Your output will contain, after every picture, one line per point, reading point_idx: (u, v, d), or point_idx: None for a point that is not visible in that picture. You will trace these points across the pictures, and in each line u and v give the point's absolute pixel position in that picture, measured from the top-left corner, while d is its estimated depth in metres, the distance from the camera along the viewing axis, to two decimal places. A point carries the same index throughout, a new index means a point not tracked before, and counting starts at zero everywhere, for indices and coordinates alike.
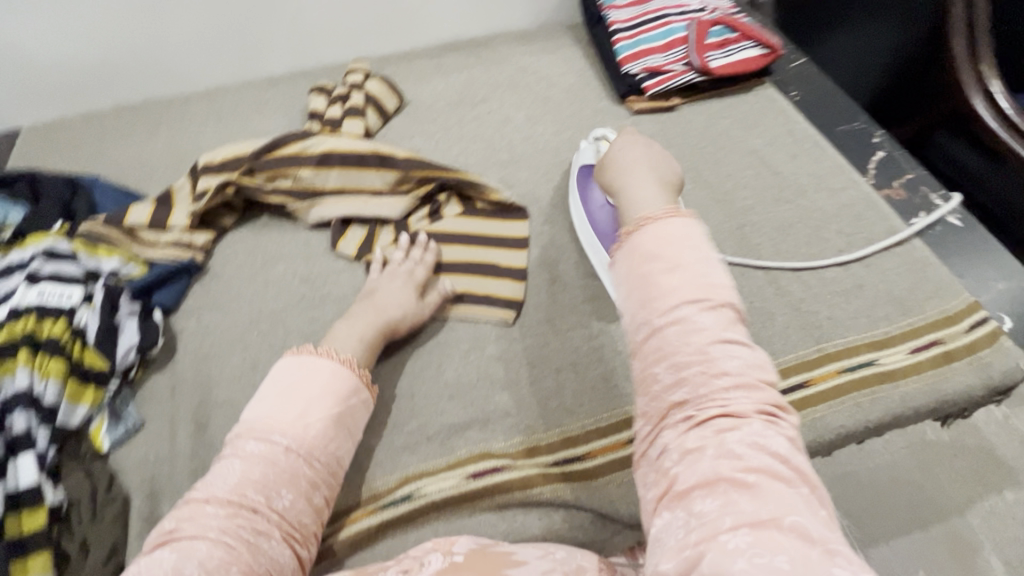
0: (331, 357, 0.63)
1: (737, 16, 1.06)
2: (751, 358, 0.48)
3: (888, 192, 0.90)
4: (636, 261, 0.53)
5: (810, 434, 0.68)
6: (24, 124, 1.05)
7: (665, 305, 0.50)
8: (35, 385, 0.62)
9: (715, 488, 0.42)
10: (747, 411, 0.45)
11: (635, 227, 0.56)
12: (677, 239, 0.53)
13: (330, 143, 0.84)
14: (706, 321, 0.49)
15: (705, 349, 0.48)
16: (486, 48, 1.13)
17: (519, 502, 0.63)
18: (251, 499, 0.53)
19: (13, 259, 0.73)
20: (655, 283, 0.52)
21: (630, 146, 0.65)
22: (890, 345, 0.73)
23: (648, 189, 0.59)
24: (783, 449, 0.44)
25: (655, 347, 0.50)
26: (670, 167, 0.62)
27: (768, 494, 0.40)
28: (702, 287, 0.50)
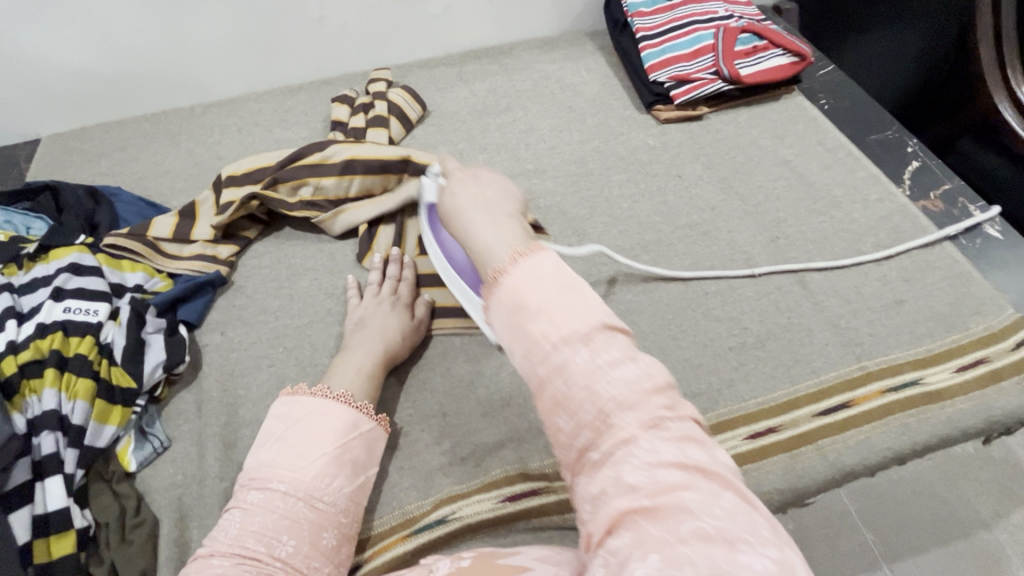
0: (327, 395, 0.61)
1: (765, 23, 1.04)
2: (637, 373, 0.40)
3: (924, 203, 0.87)
4: (512, 322, 0.42)
5: (855, 457, 0.66)
6: (43, 134, 1.04)
7: (547, 356, 0.41)
8: (62, 405, 0.61)
9: (623, 523, 0.35)
10: (636, 426, 0.38)
11: (494, 281, 0.44)
12: (540, 274, 0.43)
13: (352, 151, 0.82)
14: (584, 357, 0.40)
15: (590, 385, 0.39)
16: (508, 56, 1.12)
17: (556, 526, 0.61)
18: (252, 549, 0.52)
19: (38, 273, 0.72)
20: (528, 338, 0.41)
21: (464, 183, 0.53)
22: (934, 363, 0.71)
23: (500, 225, 0.48)
24: (682, 456, 0.37)
25: (546, 399, 0.41)
26: (507, 197, 0.52)
27: (672, 511, 0.35)
28: (574, 324, 0.41)
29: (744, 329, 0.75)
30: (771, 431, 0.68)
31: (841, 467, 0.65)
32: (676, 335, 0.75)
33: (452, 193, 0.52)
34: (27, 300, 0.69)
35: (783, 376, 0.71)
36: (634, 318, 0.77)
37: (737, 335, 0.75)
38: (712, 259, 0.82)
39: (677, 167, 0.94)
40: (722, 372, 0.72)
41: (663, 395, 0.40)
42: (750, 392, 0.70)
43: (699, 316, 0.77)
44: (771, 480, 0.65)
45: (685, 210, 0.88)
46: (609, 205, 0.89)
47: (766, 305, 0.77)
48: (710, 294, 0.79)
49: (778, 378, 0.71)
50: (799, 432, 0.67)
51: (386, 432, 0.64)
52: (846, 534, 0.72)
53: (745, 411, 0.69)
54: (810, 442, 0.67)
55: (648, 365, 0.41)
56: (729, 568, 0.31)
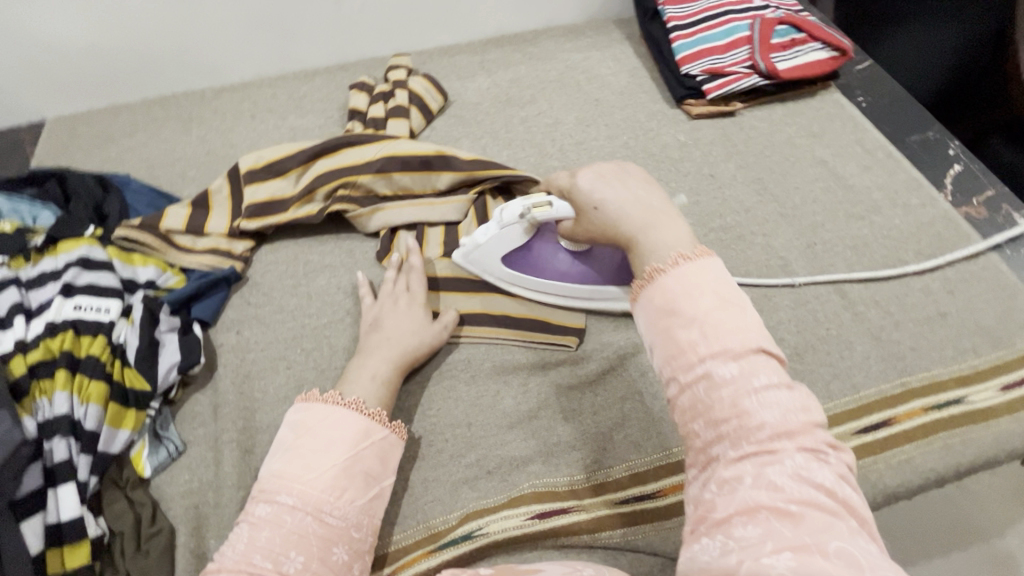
0: (339, 402, 0.57)
1: (803, 14, 0.99)
2: (794, 400, 0.40)
3: (967, 210, 0.83)
4: (658, 321, 0.44)
5: (897, 478, 0.64)
6: (49, 116, 1.00)
7: (690, 363, 0.42)
8: (75, 409, 0.59)
9: (754, 516, 0.36)
10: (785, 438, 0.38)
11: (648, 279, 0.46)
12: (703, 281, 0.45)
13: (386, 147, 0.79)
14: (732, 371, 0.40)
15: (738, 398, 0.40)
16: (532, 44, 1.07)
17: (585, 546, 0.59)
18: (258, 566, 0.47)
19: (46, 267, 0.69)
20: (673, 342, 0.43)
21: (606, 189, 0.54)
22: (978, 381, 0.69)
23: (662, 225, 0.50)
24: (833, 482, 0.37)
25: (685, 400, 0.42)
26: (657, 195, 0.53)
27: (816, 523, 0.34)
28: (731, 336, 0.42)
29: (781, 340, 0.72)
30: None
31: (882, 489, 0.63)
32: None
33: (599, 207, 0.54)
34: (35, 295, 0.66)
35: (822, 392, 0.68)
36: None
37: None
38: (746, 265, 0.79)
39: (709, 165, 0.90)
40: None
41: (819, 428, 0.40)
42: None
43: None
44: None
45: (718, 212, 0.85)
46: None
47: (803, 315, 0.74)
48: None
49: (816, 394, 0.68)
50: None
51: (402, 439, 0.60)
52: None
53: None
54: None
55: (803, 394, 0.41)
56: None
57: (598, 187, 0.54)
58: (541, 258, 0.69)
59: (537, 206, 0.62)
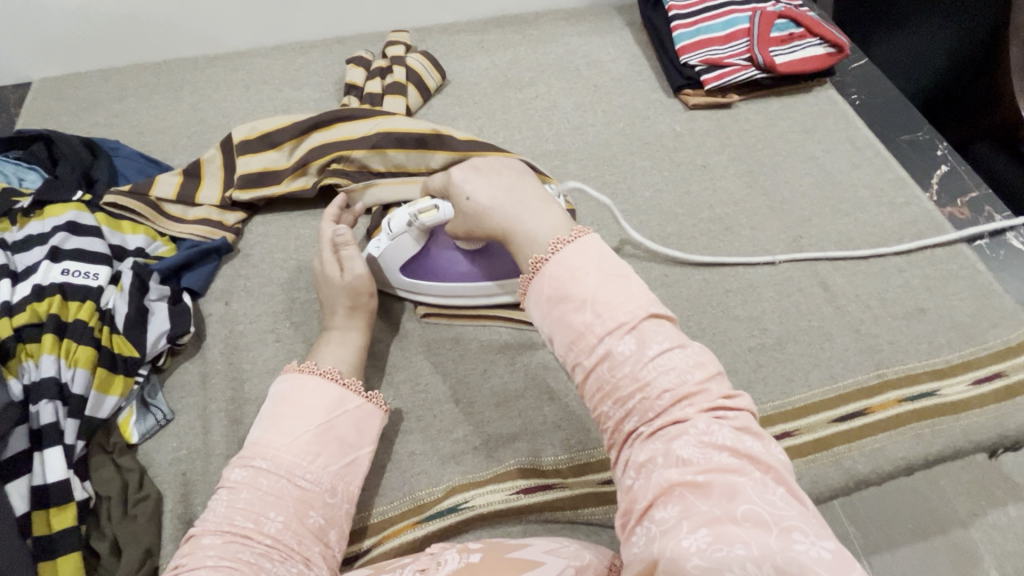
0: (314, 371, 0.58)
1: (803, 9, 1.00)
2: (686, 360, 0.41)
3: (950, 210, 0.85)
4: (552, 309, 0.44)
5: (869, 465, 0.66)
6: (35, 77, 0.98)
7: (591, 345, 0.42)
8: (62, 372, 0.59)
9: (670, 494, 0.36)
10: (684, 406, 0.39)
11: (535, 271, 0.46)
12: (585, 262, 0.44)
13: (382, 123, 0.79)
14: (629, 346, 0.41)
15: (638, 374, 0.41)
16: (532, 26, 1.07)
17: (568, 521, 0.61)
18: (241, 526, 0.49)
19: (33, 231, 0.68)
20: (571, 327, 0.43)
21: (477, 179, 0.54)
22: (951, 375, 0.71)
23: (536, 213, 0.49)
24: (735, 439, 0.38)
25: (591, 383, 0.42)
26: (524, 180, 0.53)
27: (722, 491, 0.35)
28: (620, 309, 0.42)
29: (764, 330, 0.74)
30: (789, 434, 0.67)
31: (854, 475, 0.66)
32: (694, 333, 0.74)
33: (470, 198, 0.53)
34: (22, 258, 0.66)
35: (802, 381, 0.71)
36: None
37: (757, 336, 0.74)
38: (734, 255, 0.80)
39: (703, 156, 0.91)
40: (741, 373, 0.71)
41: (714, 383, 0.41)
42: (768, 395, 0.70)
43: (720, 314, 0.75)
44: None
45: (710, 202, 0.86)
46: (632, 192, 0.87)
47: (787, 306, 0.76)
48: (731, 291, 0.77)
49: (796, 382, 0.70)
50: (816, 437, 0.67)
51: (380, 409, 0.60)
52: None
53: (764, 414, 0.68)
54: (825, 448, 0.67)
55: (694, 351, 0.42)
56: (783, 560, 0.32)
57: (471, 177, 0.54)
58: (439, 264, 0.67)
59: (423, 208, 0.62)
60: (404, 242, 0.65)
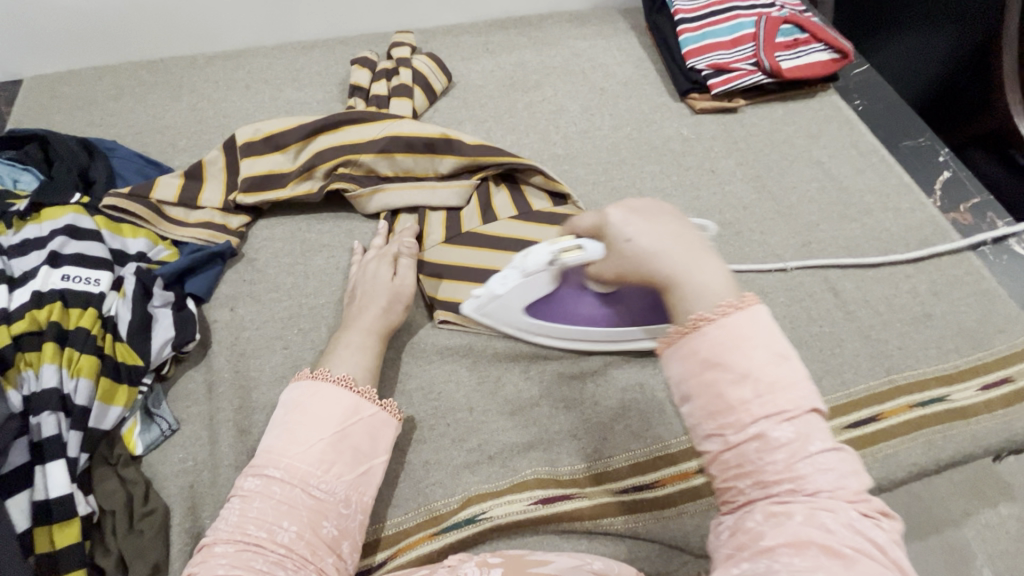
0: (328, 377, 0.57)
1: (807, 15, 1.00)
2: (849, 463, 0.35)
3: (954, 216, 0.86)
4: (705, 379, 0.37)
5: (882, 471, 0.66)
6: (25, 75, 0.95)
7: (742, 424, 0.36)
8: (64, 382, 0.57)
9: (803, 550, 0.32)
10: (842, 496, 0.34)
11: (691, 329, 0.37)
12: (750, 331, 0.37)
13: (391, 127, 0.77)
14: (789, 435, 0.35)
15: (792, 461, 0.35)
16: (538, 28, 1.06)
17: (587, 531, 0.60)
18: (253, 535, 0.48)
19: (30, 234, 0.66)
20: (721, 399, 0.36)
21: (643, 224, 0.41)
22: (960, 380, 0.72)
23: (703, 266, 0.39)
24: (886, 544, 0.33)
25: (728, 457, 0.36)
26: (689, 229, 0.41)
27: (863, 571, 0.31)
28: (786, 397, 0.35)
29: None
30: None
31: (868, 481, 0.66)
32: None
33: (632, 241, 0.41)
34: (19, 263, 0.63)
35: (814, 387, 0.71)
36: None
37: None
38: (744, 260, 0.81)
39: (711, 160, 0.91)
40: None
41: (874, 494, 0.36)
42: None
43: None
44: None
45: (718, 207, 0.86)
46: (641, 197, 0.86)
47: (798, 312, 0.76)
48: None
49: None
50: None
51: (394, 418, 0.58)
52: None
53: None
54: None
55: (852, 458, 0.36)
56: None
57: (630, 222, 0.41)
58: (568, 304, 0.63)
59: (566, 249, 0.51)
60: (540, 281, 0.59)
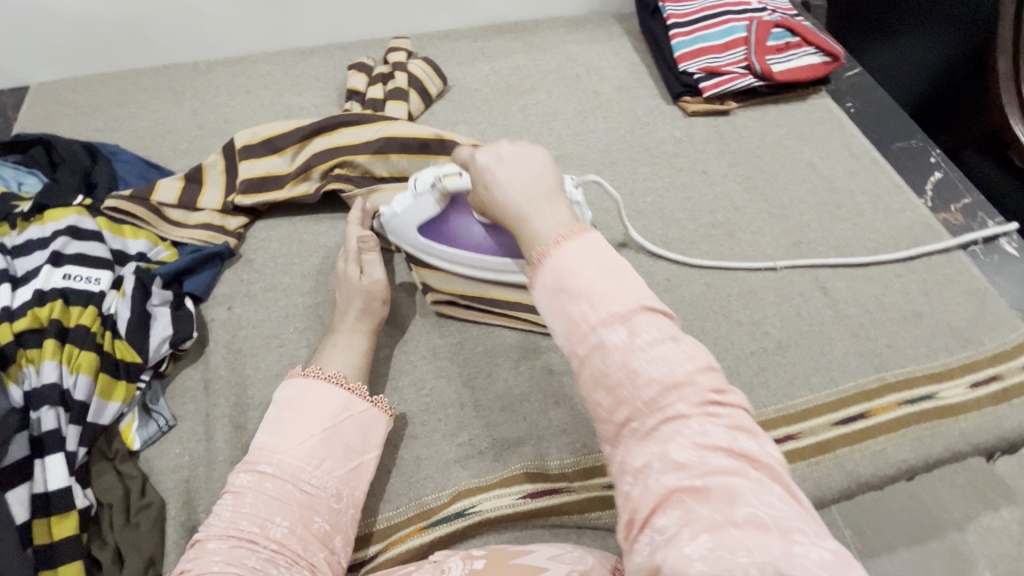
0: (319, 375, 0.58)
1: (798, 19, 1.02)
2: (680, 352, 0.38)
3: (945, 216, 0.87)
4: (554, 302, 0.41)
5: (871, 467, 0.67)
6: (32, 82, 0.97)
7: (585, 337, 0.39)
8: (64, 378, 0.58)
9: (670, 500, 0.35)
10: (680, 405, 0.37)
11: (537, 263, 0.43)
12: (583, 254, 0.42)
13: (386, 128, 0.78)
14: (621, 337, 0.38)
15: (630, 365, 0.38)
16: (533, 33, 1.07)
17: (575, 525, 0.61)
18: (246, 530, 0.49)
19: (33, 235, 0.67)
20: (568, 319, 0.40)
21: (494, 170, 0.50)
22: (949, 378, 0.72)
23: (540, 208, 0.46)
24: (729, 437, 0.35)
25: (585, 375, 0.40)
26: (548, 170, 0.50)
27: (721, 494, 0.34)
28: (618, 301, 0.39)
29: (766, 334, 0.75)
30: (791, 437, 0.68)
31: (856, 476, 0.66)
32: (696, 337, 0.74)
33: (489, 186, 0.50)
34: (22, 263, 0.65)
35: (803, 384, 0.71)
36: None
37: (758, 340, 0.74)
38: (735, 260, 0.81)
39: (703, 162, 0.92)
40: (742, 377, 0.72)
41: (707, 374, 0.38)
42: (769, 399, 0.70)
43: (722, 318, 0.76)
44: None
45: (710, 208, 0.87)
46: (633, 198, 0.87)
47: (788, 310, 0.77)
48: (733, 296, 0.78)
49: (797, 386, 0.71)
50: (817, 440, 0.68)
51: (384, 414, 0.59)
52: None
53: (766, 417, 0.69)
54: (826, 451, 0.68)
55: (690, 346, 0.39)
56: (786, 565, 0.30)
57: (487, 169, 0.50)
58: (457, 229, 0.65)
59: (450, 174, 0.61)
60: (428, 199, 0.64)
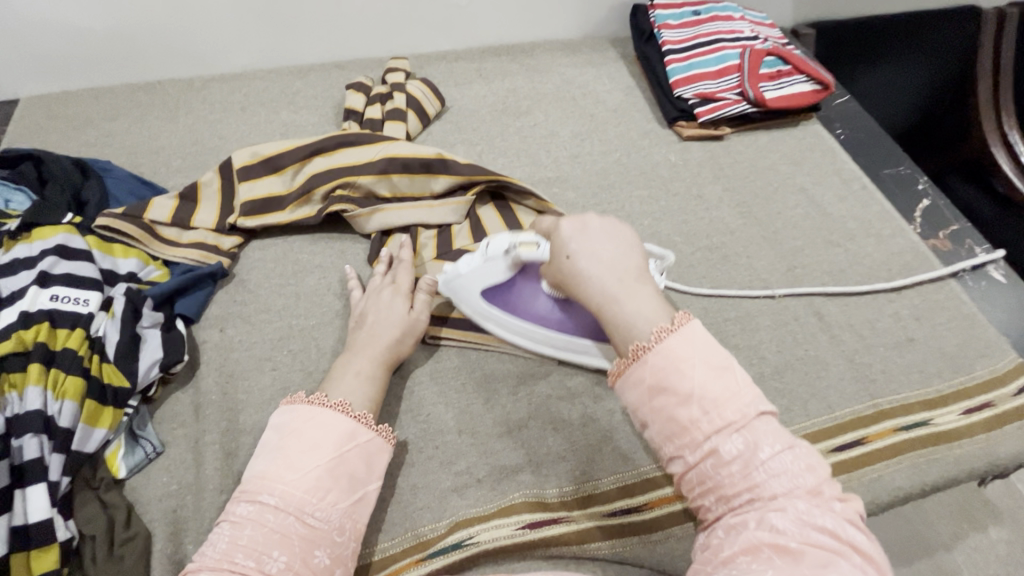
0: (325, 402, 0.57)
1: (789, 47, 1.04)
2: (797, 460, 0.41)
3: (933, 242, 0.88)
4: (650, 400, 0.45)
5: (867, 495, 0.67)
6: (22, 94, 0.96)
7: (695, 443, 0.43)
8: (48, 405, 0.57)
9: (758, 553, 0.38)
10: (794, 495, 0.40)
11: (634, 357, 0.46)
12: (690, 352, 0.45)
13: (387, 149, 0.78)
14: (737, 444, 0.42)
15: (749, 473, 0.41)
16: (530, 56, 1.09)
17: (575, 556, 0.59)
18: (239, 564, 0.47)
19: (20, 254, 0.66)
20: (673, 421, 0.44)
21: (577, 243, 0.51)
22: (943, 405, 0.73)
23: (635, 294, 0.48)
24: (838, 525, 0.38)
25: (692, 474, 0.43)
26: (635, 249, 0.51)
27: (814, 560, 0.36)
28: (725, 404, 0.43)
29: (762, 359, 0.75)
30: None
31: None
32: None
33: (571, 257, 0.51)
34: (8, 283, 0.63)
35: (800, 410, 0.71)
36: None
37: (754, 364, 0.75)
38: (730, 284, 0.82)
39: (698, 186, 0.93)
40: None
41: (827, 484, 0.42)
42: None
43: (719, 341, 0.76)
44: None
45: (706, 231, 0.88)
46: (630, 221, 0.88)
47: (783, 335, 0.77)
48: (729, 320, 0.79)
49: (795, 412, 0.71)
50: None
51: (388, 443, 0.58)
52: None
53: None
54: None
55: (806, 455, 0.43)
56: None
57: (569, 241, 0.51)
58: (526, 297, 0.66)
59: (523, 245, 0.60)
60: (500, 266, 0.63)
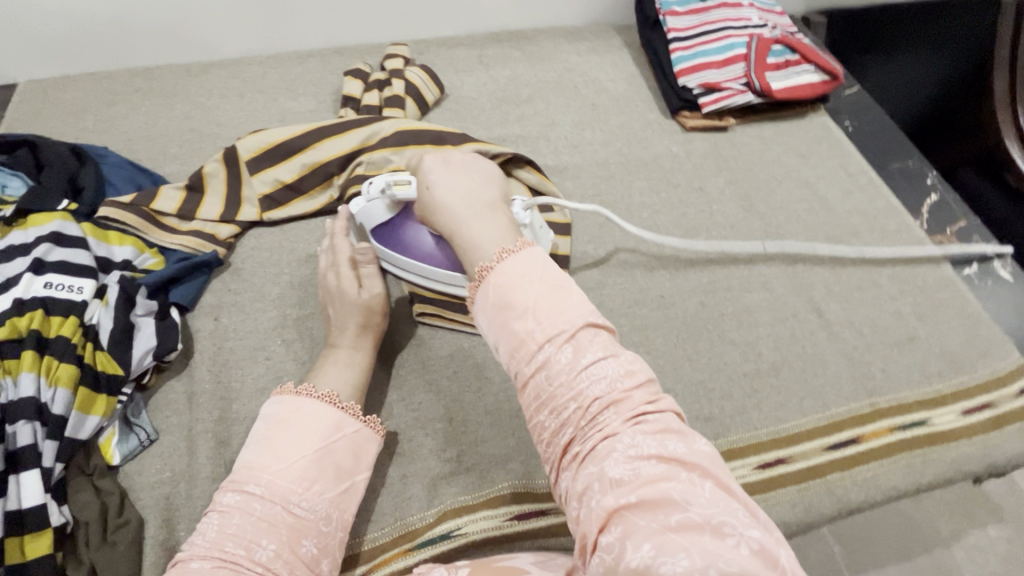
0: (313, 394, 0.56)
1: (798, 36, 1.01)
2: (618, 368, 0.43)
3: (940, 238, 0.87)
4: (497, 319, 0.46)
5: (860, 494, 0.67)
6: (20, 79, 0.95)
7: (531, 356, 0.43)
8: (41, 392, 0.57)
9: (613, 517, 0.37)
10: (619, 416, 0.41)
11: (481, 277, 0.48)
12: (528, 273, 0.46)
13: (397, 126, 0.78)
14: (565, 356, 0.43)
15: (571, 381, 0.42)
16: (532, 42, 1.07)
17: (562, 548, 0.60)
18: (231, 553, 0.47)
19: (15, 241, 0.66)
20: (513, 335, 0.44)
21: (439, 172, 0.55)
22: (943, 404, 0.72)
23: (478, 219, 0.52)
24: (661, 445, 0.39)
25: (532, 395, 0.44)
26: (492, 184, 0.56)
27: (653, 495, 0.36)
28: (557, 322, 0.44)
29: (759, 355, 0.74)
30: (781, 462, 0.68)
31: (846, 503, 0.66)
32: (691, 357, 0.74)
33: (430, 187, 0.55)
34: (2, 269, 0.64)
35: (795, 408, 0.71)
36: (647, 334, 0.75)
37: (752, 360, 0.74)
38: (730, 279, 0.81)
39: (700, 178, 0.91)
40: (735, 398, 0.71)
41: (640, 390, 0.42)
42: (763, 421, 0.70)
43: (716, 337, 0.75)
44: (780, 512, 0.65)
45: (706, 225, 0.86)
46: (629, 213, 0.87)
47: (782, 331, 0.76)
48: (727, 315, 0.77)
49: (790, 409, 0.71)
50: (808, 465, 0.68)
51: (377, 434, 0.58)
52: (818, 545, 0.80)
53: (758, 440, 0.69)
54: (818, 476, 0.68)
55: (625, 364, 0.43)
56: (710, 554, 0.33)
57: (431, 174, 0.56)
58: (409, 241, 0.66)
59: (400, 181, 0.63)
60: (380, 205, 0.64)
